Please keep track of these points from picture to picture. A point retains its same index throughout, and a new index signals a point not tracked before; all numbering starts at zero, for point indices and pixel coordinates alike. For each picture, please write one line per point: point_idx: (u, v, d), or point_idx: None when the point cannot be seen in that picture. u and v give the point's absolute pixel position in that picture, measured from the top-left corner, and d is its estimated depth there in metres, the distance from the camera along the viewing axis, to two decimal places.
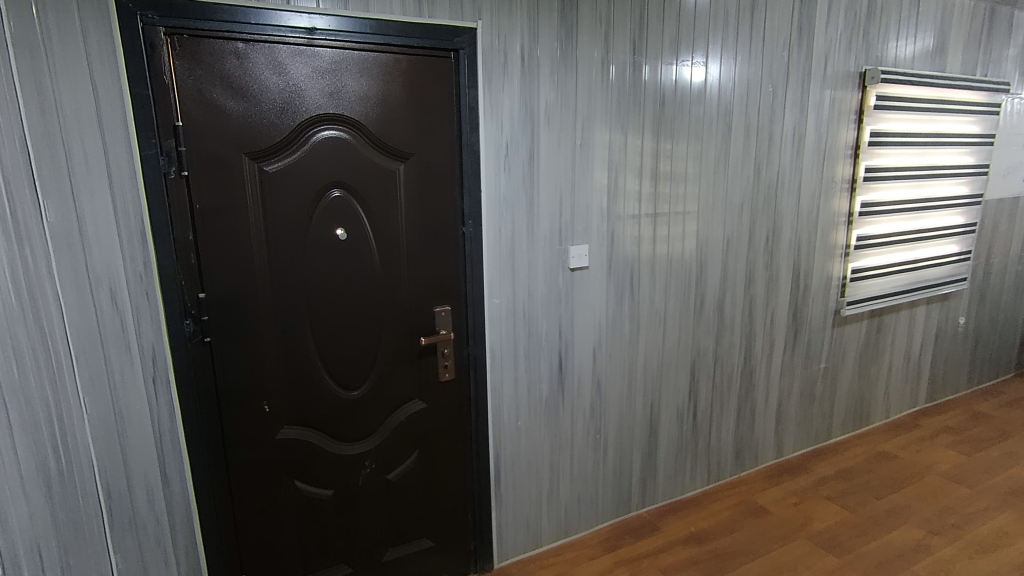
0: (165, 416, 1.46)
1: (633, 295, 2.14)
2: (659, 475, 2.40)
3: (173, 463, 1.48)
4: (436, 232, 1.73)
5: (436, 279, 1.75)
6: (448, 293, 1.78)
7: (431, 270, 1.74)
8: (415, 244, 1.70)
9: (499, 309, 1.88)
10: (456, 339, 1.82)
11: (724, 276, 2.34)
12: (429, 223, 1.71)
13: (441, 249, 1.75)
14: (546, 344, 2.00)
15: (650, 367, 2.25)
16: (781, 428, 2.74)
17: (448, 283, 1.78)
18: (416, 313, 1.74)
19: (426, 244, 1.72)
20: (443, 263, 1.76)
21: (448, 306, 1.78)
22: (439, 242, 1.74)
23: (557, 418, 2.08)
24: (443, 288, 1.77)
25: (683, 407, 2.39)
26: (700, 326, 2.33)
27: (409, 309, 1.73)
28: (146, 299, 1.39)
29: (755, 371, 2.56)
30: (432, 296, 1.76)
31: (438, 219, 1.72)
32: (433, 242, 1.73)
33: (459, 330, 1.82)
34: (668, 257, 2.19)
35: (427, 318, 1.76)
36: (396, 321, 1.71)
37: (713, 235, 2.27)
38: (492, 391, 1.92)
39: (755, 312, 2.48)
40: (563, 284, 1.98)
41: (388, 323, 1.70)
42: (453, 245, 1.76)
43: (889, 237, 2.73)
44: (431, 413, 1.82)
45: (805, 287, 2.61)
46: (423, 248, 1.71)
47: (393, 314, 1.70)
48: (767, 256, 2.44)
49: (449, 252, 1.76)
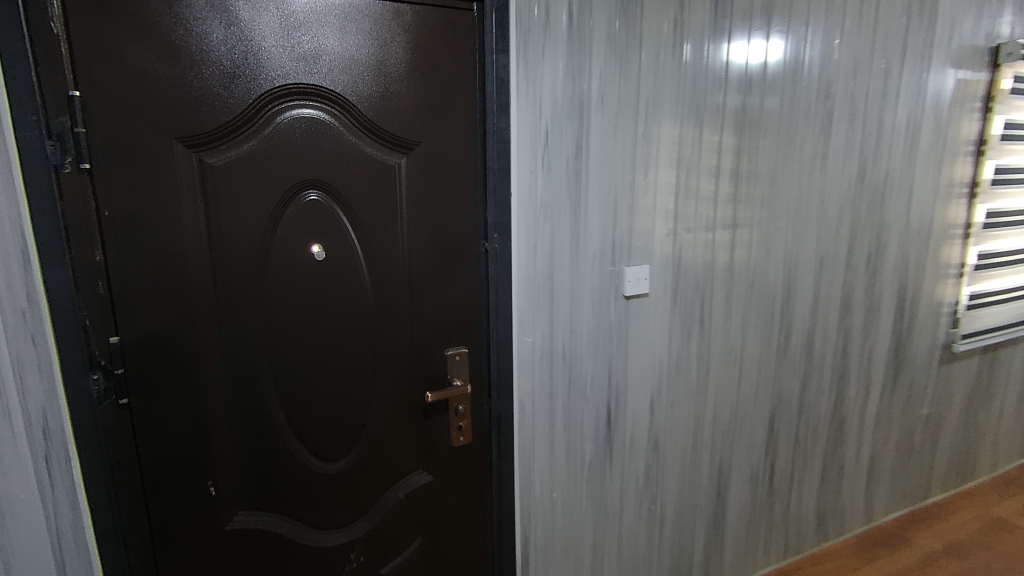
0: (65, 506, 1.03)
1: (704, 330, 1.66)
2: (727, 552, 1.92)
3: (79, 568, 1.06)
4: (449, 247, 1.28)
5: (449, 311, 1.31)
6: (465, 330, 1.34)
7: (443, 300, 1.30)
8: (422, 265, 1.26)
9: (531, 350, 1.43)
10: (473, 392, 1.37)
11: (815, 304, 1.85)
12: (440, 236, 1.27)
13: (457, 270, 1.30)
14: (590, 393, 1.54)
15: (720, 420, 1.77)
16: (872, 487, 2.24)
17: (466, 316, 1.33)
18: (421, 357, 1.30)
19: (437, 265, 1.27)
20: (459, 290, 1.31)
21: (465, 346, 1.34)
22: (453, 261, 1.29)
23: (602, 486, 1.62)
24: (459, 324, 1.33)
25: (758, 467, 1.90)
26: (784, 366, 1.85)
27: (412, 352, 1.29)
28: (31, 346, 0.96)
29: (845, 421, 2.07)
30: (444, 334, 1.31)
31: (452, 231, 1.28)
32: (445, 262, 1.28)
33: (478, 379, 1.38)
34: (749, 282, 1.71)
35: (436, 362, 1.32)
36: (393, 368, 1.27)
37: (805, 253, 1.78)
38: (519, 456, 1.47)
39: (850, 347, 1.98)
40: (615, 316, 1.52)
41: (384, 369, 1.26)
42: (473, 265, 1.32)
43: (1013, 255, 2.20)
44: (440, 487, 1.38)
45: (910, 316, 2.09)
46: (432, 271, 1.27)
47: (390, 358, 1.26)
48: (868, 279, 1.94)
49: (467, 274, 1.31)
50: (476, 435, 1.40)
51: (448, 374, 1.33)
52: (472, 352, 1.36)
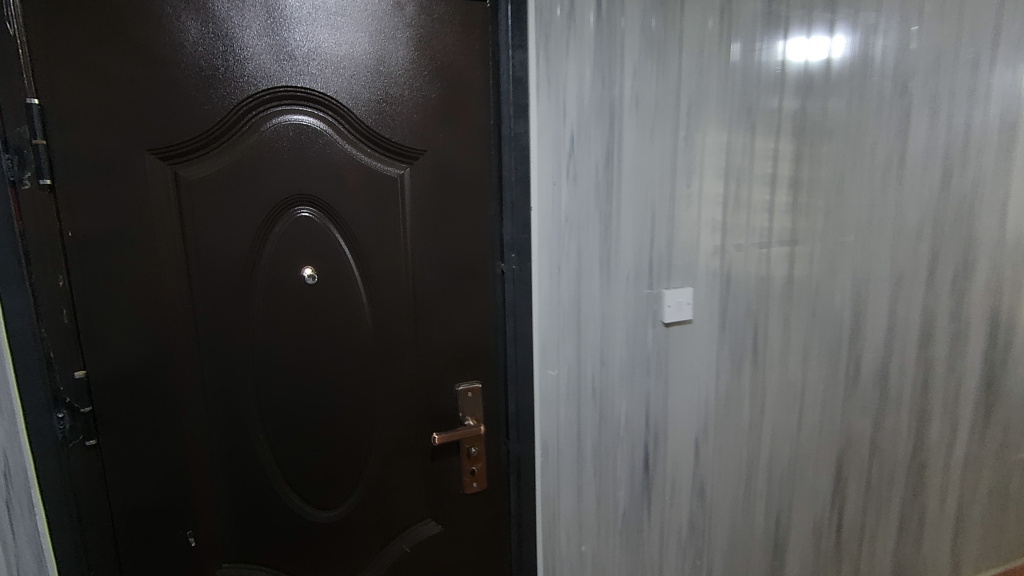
0: (28, 563, 0.91)
1: (757, 361, 1.45)
2: None
3: None
4: (460, 269, 1.13)
5: (460, 341, 1.16)
6: (478, 361, 1.18)
7: (453, 328, 1.15)
8: (429, 289, 1.11)
9: (555, 384, 1.26)
10: (488, 432, 1.21)
11: (891, 331, 1.60)
12: (450, 255, 1.12)
13: (469, 294, 1.15)
14: (624, 432, 1.35)
15: (777, 464, 1.55)
16: (959, 542, 1.94)
17: (479, 345, 1.18)
18: (428, 392, 1.15)
19: (446, 288, 1.13)
20: (471, 317, 1.16)
21: (478, 380, 1.19)
22: (464, 284, 1.14)
23: (639, 538, 1.42)
24: (472, 355, 1.17)
25: (823, 518, 1.66)
26: (853, 402, 1.61)
27: (418, 387, 1.14)
28: None
29: (927, 465, 1.79)
30: (454, 367, 1.16)
31: (463, 250, 1.13)
32: (455, 285, 1.14)
33: (494, 418, 1.22)
34: (812, 306, 1.48)
35: (445, 398, 1.17)
36: (395, 405, 1.13)
37: (877, 272, 1.55)
38: (542, 503, 1.30)
39: (932, 380, 1.72)
40: (652, 346, 1.33)
41: (386, 406, 1.12)
42: (487, 288, 1.16)
43: None
44: (452, 539, 1.22)
45: (1005, 344, 1.80)
46: (441, 295, 1.13)
47: (392, 394, 1.12)
48: (954, 302, 1.68)
49: (481, 298, 1.16)
50: (492, 480, 1.24)
51: (459, 411, 1.18)
52: (487, 387, 1.20)
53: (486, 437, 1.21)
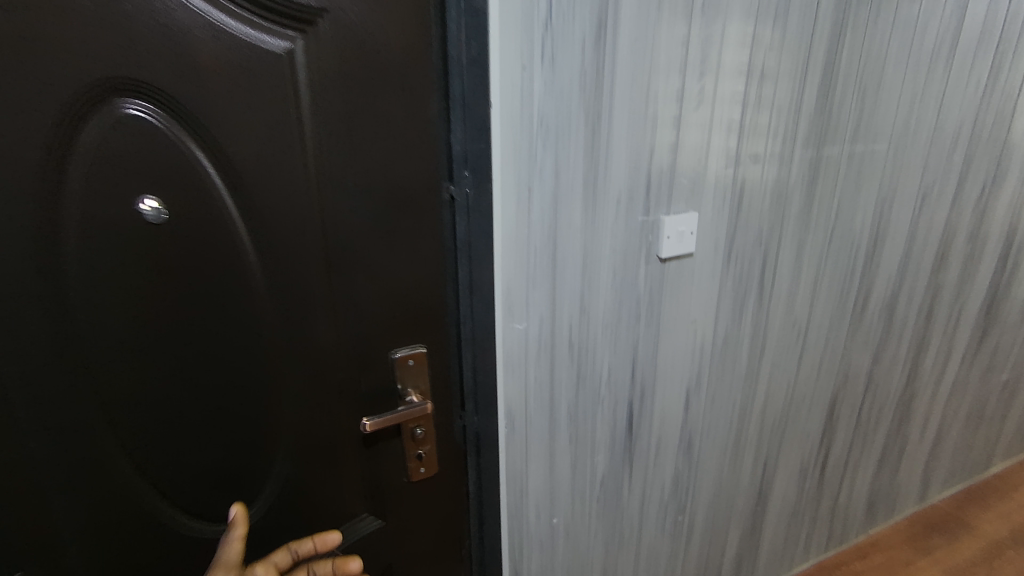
0: None
1: (762, 300, 1.21)
2: (762, 555, 1.59)
3: None
4: (390, 194, 0.78)
5: (398, 296, 0.83)
6: (422, 321, 0.86)
7: (385, 276, 0.81)
8: (346, 223, 0.77)
9: (523, 341, 0.98)
10: (439, 406, 0.93)
11: (906, 257, 1.39)
12: (375, 175, 0.77)
13: (404, 229, 0.80)
14: (605, 390, 1.11)
15: (771, 410, 1.37)
16: (931, 465, 1.89)
17: (422, 299, 0.85)
18: (353, 362, 0.84)
19: (370, 222, 0.78)
20: (409, 261, 0.82)
21: (424, 344, 0.88)
22: (396, 215, 0.79)
23: (617, 502, 1.23)
24: (413, 312, 0.85)
25: (809, 459, 1.53)
26: (856, 338, 1.42)
27: (338, 356, 0.83)
28: None
29: (916, 396, 1.67)
30: (388, 328, 0.85)
31: (393, 166, 0.77)
32: (385, 217, 0.79)
33: (445, 388, 0.93)
34: (829, 232, 1.23)
35: (378, 369, 0.86)
36: (308, 381, 0.82)
37: (904, 189, 1.29)
38: (506, 479, 1.07)
39: (937, 309, 1.54)
40: (644, 286, 1.05)
41: (294, 384, 0.81)
42: (431, 221, 0.82)
43: None
44: (399, 533, 0.98)
45: (1013, 265, 1.63)
46: (363, 231, 0.78)
47: (302, 368, 0.81)
48: (974, 221, 1.46)
49: (423, 234, 0.82)
50: (445, 463, 0.98)
51: (398, 385, 0.88)
52: (433, 351, 0.89)
53: (435, 413, 0.93)
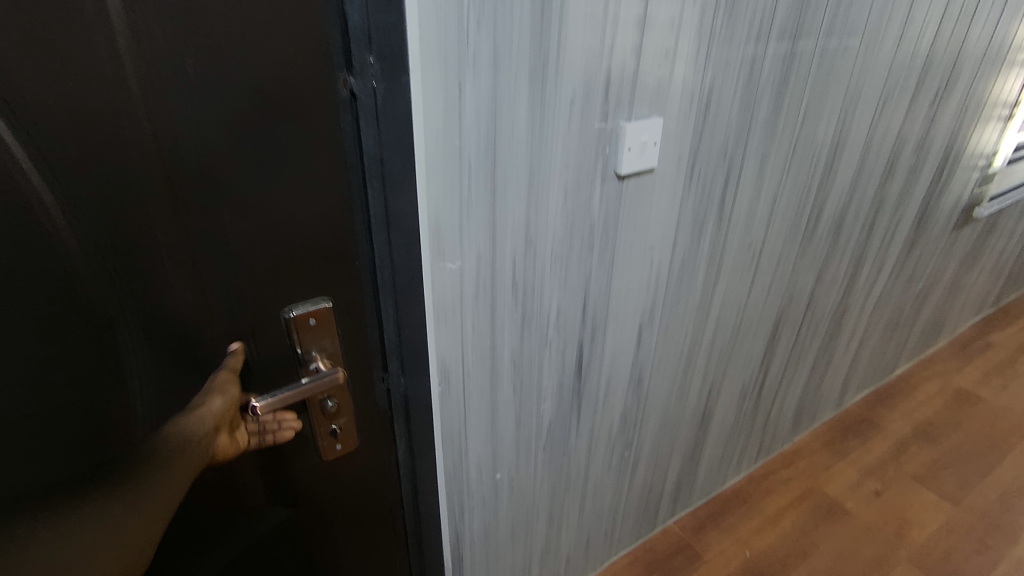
0: None
1: (721, 220, 1.07)
2: (699, 476, 1.59)
3: None
4: (254, 79, 0.50)
5: (292, 244, 0.58)
6: (322, 268, 0.61)
7: (265, 211, 0.55)
8: (189, 131, 0.49)
9: (457, 284, 0.79)
10: (354, 369, 0.71)
11: (859, 170, 1.30)
12: (237, 63, 0.49)
13: (284, 136, 0.53)
14: (553, 332, 0.96)
15: (720, 337, 1.28)
16: (851, 372, 1.95)
17: (320, 237, 0.60)
18: (232, 336, 0.58)
19: (231, 128, 0.50)
20: (295, 185, 0.56)
21: (328, 298, 0.63)
22: (268, 115, 0.52)
23: (564, 448, 1.13)
24: (309, 257, 0.60)
25: (750, 380, 1.49)
26: (805, 257, 1.34)
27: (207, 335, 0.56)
28: None
29: (848, 310, 1.67)
30: (275, 283, 0.59)
31: (255, 37, 0.49)
32: (258, 122, 0.51)
33: (361, 347, 0.70)
34: (793, 142, 1.10)
35: (265, 339, 0.61)
36: (170, 377, 0.55)
37: (867, 92, 1.17)
38: (441, 441, 0.91)
39: (878, 223, 1.49)
40: (599, 209, 0.88)
41: (150, 387, 0.54)
42: (323, 121, 0.55)
43: None
44: (317, 525, 0.78)
45: (948, 176, 1.61)
46: (221, 143, 0.50)
47: (158, 361, 0.54)
48: (924, 128, 1.39)
49: (313, 144, 0.55)
50: (368, 440, 0.78)
51: (294, 349, 0.63)
52: (338, 307, 0.65)
53: (349, 380, 0.71)
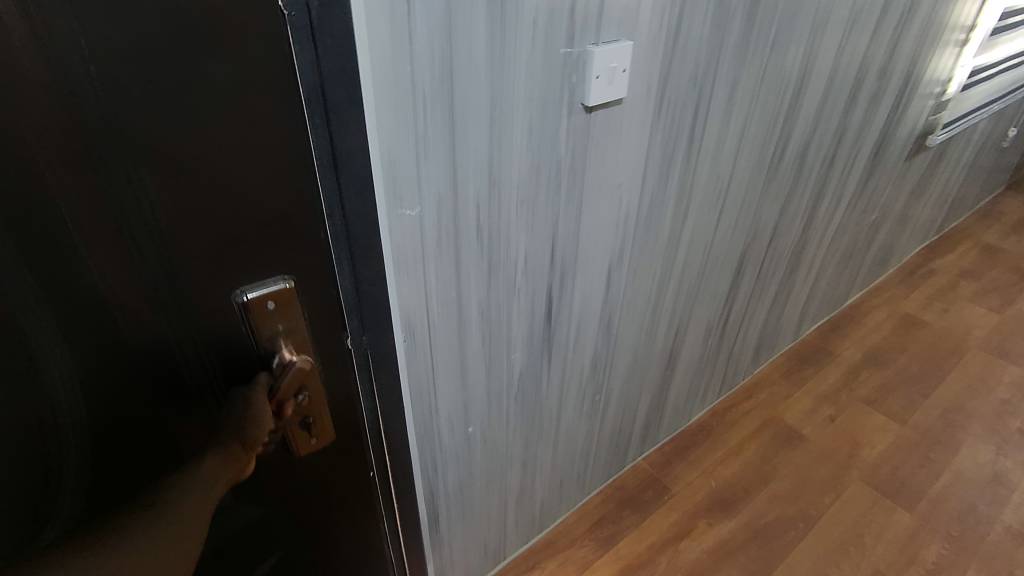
0: None
1: (690, 154, 1.03)
2: (666, 414, 1.61)
3: None
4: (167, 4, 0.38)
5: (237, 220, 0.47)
6: (279, 245, 0.51)
7: (201, 180, 0.44)
8: (88, 82, 0.37)
9: (418, 232, 0.72)
10: (321, 349, 0.61)
11: (825, 97, 1.26)
12: None
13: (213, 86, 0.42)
14: (522, 279, 0.91)
15: (687, 276, 1.27)
16: (807, 304, 2.00)
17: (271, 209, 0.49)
18: (176, 333, 0.48)
19: (142, 72, 0.39)
20: (237, 143, 0.44)
21: (288, 278, 0.53)
22: (190, 53, 0.40)
23: (535, 396, 1.10)
24: (261, 235, 0.49)
25: (715, 317, 1.50)
26: (770, 189, 1.32)
27: (141, 335, 0.46)
28: None
29: (808, 243, 1.68)
30: (221, 267, 0.48)
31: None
32: (182, 65, 0.40)
33: (327, 321, 0.60)
34: (763, 67, 1.04)
35: (219, 332, 0.51)
36: (102, 380, 0.46)
37: (836, 12, 1.12)
38: (410, 398, 0.87)
39: (840, 152, 1.48)
40: (566, 145, 0.81)
41: (74, 391, 0.44)
42: (262, 63, 0.43)
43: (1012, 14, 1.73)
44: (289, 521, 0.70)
45: (905, 104, 1.60)
46: (134, 89, 0.39)
47: (85, 364, 0.44)
48: (887, 53, 1.36)
49: (254, 92, 0.44)
50: (345, 425, 0.70)
51: (254, 340, 0.53)
52: (300, 289, 0.54)
53: (319, 364, 0.62)
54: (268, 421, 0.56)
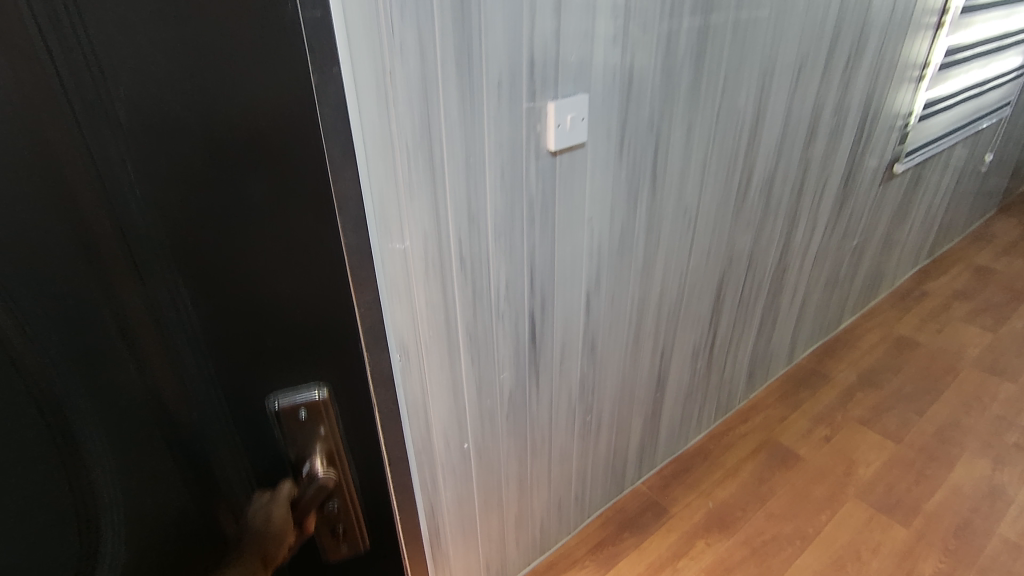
0: None
1: (654, 189, 1.15)
2: (661, 436, 1.67)
3: None
4: (209, 88, 0.34)
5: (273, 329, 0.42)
6: (320, 353, 0.45)
7: (235, 293, 0.39)
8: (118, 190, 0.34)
9: (407, 264, 0.84)
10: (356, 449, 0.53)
11: (783, 133, 1.39)
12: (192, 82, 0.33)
13: (253, 170, 0.37)
14: (505, 304, 1.02)
15: (666, 300, 1.36)
16: (798, 328, 2.07)
17: (312, 313, 0.44)
18: (210, 445, 0.43)
19: (179, 161, 0.35)
20: (279, 248, 0.40)
21: (324, 385, 0.47)
22: (231, 140, 0.36)
23: (526, 415, 1.19)
24: (300, 342, 0.44)
25: (701, 340, 1.58)
26: (740, 218, 1.43)
27: (168, 450, 0.41)
28: None
29: (788, 268, 1.77)
30: (260, 368, 0.43)
31: (209, 27, 0.33)
32: (214, 168, 0.36)
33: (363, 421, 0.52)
34: (716, 110, 1.17)
35: (251, 440, 0.45)
36: (118, 507, 0.40)
37: (782, 59, 1.26)
38: (407, 414, 0.97)
39: (807, 182, 1.59)
40: (535, 185, 0.94)
41: (90, 517, 0.39)
42: (313, 157, 0.39)
43: (962, 51, 1.88)
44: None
45: (868, 136, 1.72)
46: (163, 196, 0.35)
47: (99, 496, 0.39)
48: (839, 91, 1.49)
49: (299, 187, 0.39)
50: (381, 540, 0.61)
51: (289, 449, 0.47)
52: (339, 396, 0.49)
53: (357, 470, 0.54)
54: (291, 538, 0.49)
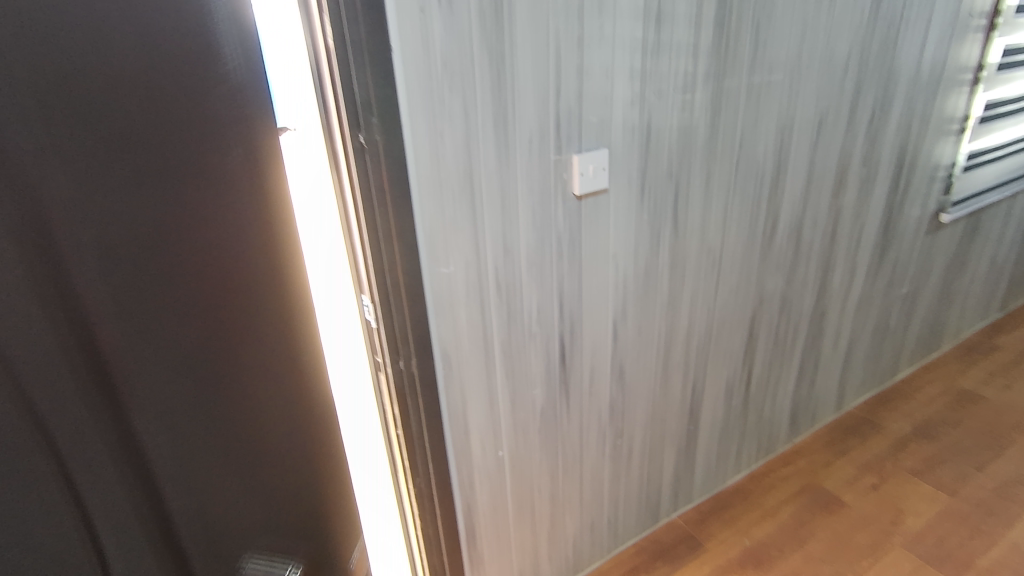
0: None
1: (677, 230, 1.28)
2: (697, 470, 1.72)
3: None
4: (154, 198, 0.41)
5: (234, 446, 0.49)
6: (264, 461, 0.53)
7: (199, 422, 0.45)
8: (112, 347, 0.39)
9: (451, 285, 1.02)
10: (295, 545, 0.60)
11: (808, 183, 1.49)
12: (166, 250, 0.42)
13: (205, 314, 0.46)
14: (537, 326, 1.17)
15: (694, 334, 1.47)
16: (845, 375, 2.07)
17: (233, 350, 0.49)
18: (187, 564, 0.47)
19: (125, 231, 0.39)
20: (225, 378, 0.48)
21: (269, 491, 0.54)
22: (176, 238, 0.43)
23: (557, 431, 1.32)
24: (237, 373, 0.50)
25: (735, 377, 1.65)
26: (768, 260, 1.53)
27: (136, 515, 0.41)
28: None
29: (827, 312, 1.82)
30: (221, 488, 0.49)
31: (131, 103, 0.39)
32: (176, 319, 0.43)
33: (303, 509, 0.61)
34: (735, 162, 1.31)
35: (212, 560, 0.49)
36: None
37: (800, 116, 1.38)
38: (448, 417, 1.13)
39: (840, 229, 1.67)
40: (563, 223, 1.10)
41: None
42: (214, 207, 0.46)
43: (1005, 105, 1.92)
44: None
45: (905, 186, 1.78)
46: (140, 349, 0.41)
47: None
48: (867, 144, 1.58)
49: (212, 235, 0.46)
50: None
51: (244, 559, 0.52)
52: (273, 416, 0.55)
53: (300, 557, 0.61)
54: None
